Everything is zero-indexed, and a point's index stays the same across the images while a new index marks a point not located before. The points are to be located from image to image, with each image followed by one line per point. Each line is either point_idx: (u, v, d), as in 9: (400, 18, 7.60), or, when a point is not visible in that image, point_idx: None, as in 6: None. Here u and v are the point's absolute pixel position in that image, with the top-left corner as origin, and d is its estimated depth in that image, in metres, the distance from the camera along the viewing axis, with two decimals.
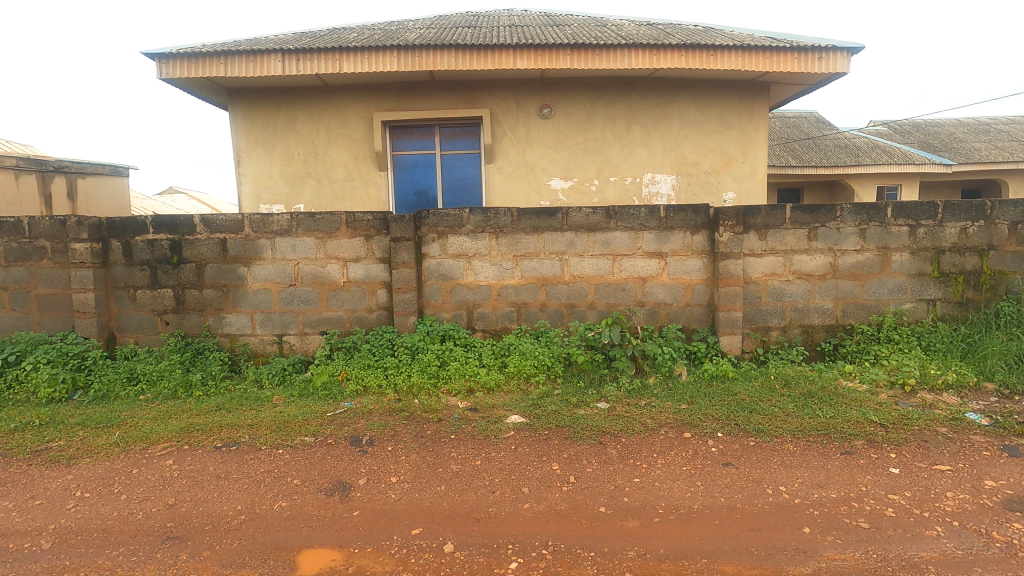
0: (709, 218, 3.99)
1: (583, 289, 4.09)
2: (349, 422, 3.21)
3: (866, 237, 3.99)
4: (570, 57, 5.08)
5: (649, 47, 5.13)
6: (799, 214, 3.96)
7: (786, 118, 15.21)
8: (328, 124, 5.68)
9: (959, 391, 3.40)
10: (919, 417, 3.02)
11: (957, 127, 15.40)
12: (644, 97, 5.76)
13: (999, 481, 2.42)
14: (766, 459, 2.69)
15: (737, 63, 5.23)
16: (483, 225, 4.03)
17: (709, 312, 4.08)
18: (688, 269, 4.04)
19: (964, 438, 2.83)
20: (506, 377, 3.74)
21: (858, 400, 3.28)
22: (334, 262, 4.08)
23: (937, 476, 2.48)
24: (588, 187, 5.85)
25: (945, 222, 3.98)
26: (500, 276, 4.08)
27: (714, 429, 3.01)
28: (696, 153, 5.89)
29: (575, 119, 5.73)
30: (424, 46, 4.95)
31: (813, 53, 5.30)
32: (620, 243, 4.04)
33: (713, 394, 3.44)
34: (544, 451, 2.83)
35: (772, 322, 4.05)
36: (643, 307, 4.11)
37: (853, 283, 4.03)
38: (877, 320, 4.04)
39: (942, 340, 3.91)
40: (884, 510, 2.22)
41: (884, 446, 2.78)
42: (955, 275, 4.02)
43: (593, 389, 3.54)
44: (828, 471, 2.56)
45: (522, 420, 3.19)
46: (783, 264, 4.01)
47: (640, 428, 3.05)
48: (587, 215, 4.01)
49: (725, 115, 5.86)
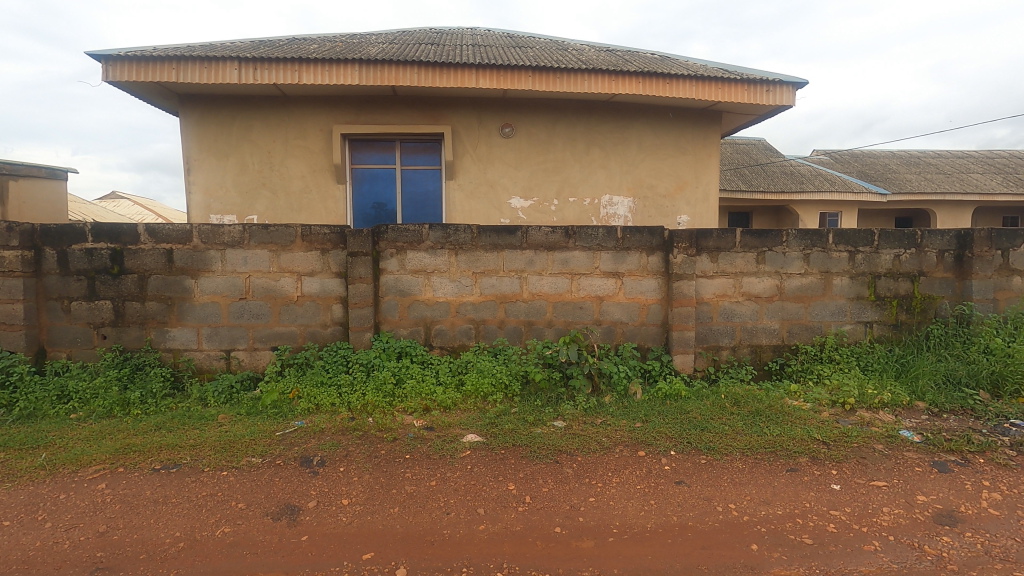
0: (663, 239, 4.11)
1: (542, 307, 4.11)
2: (299, 442, 3.09)
3: (810, 261, 4.20)
4: (531, 79, 5.18)
5: (608, 73, 5.30)
6: (748, 238, 4.13)
7: (737, 145, 15.91)
8: (285, 136, 5.57)
9: (894, 410, 3.59)
10: (858, 435, 3.16)
11: (891, 159, 16.47)
12: (603, 121, 5.92)
13: (931, 495, 2.55)
14: (716, 476, 2.75)
15: (691, 92, 5.46)
16: (443, 241, 4.01)
17: (663, 331, 4.17)
18: (644, 289, 4.13)
19: (898, 455, 2.98)
20: (463, 395, 3.70)
21: (802, 418, 3.40)
22: (287, 275, 3.97)
23: (874, 492, 2.59)
24: (547, 207, 5.93)
25: (881, 249, 4.23)
26: (459, 293, 4.07)
27: (667, 447, 3.06)
28: (651, 178, 6.08)
29: (536, 140, 5.82)
30: (387, 62, 4.95)
31: (761, 85, 5.59)
32: (578, 262, 4.09)
33: (667, 413, 3.50)
34: (500, 471, 2.79)
35: (723, 342, 4.18)
36: (599, 325, 4.16)
37: (798, 305, 4.22)
38: (820, 340, 4.23)
39: (878, 360, 4.12)
40: (826, 526, 2.29)
41: (825, 463, 2.88)
42: (890, 299, 4.27)
43: (549, 408, 3.54)
44: (774, 488, 2.63)
45: (479, 439, 3.16)
46: (733, 285, 4.16)
47: (596, 446, 3.07)
48: (546, 234, 4.05)
49: (680, 142, 6.10)
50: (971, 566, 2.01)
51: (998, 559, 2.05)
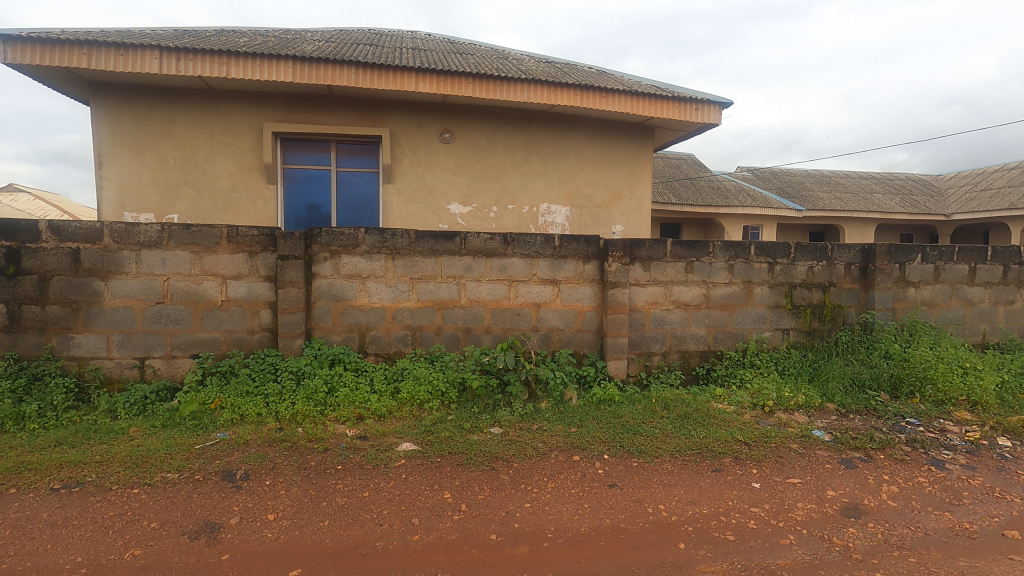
0: (599, 248, 4.21)
1: (479, 313, 4.11)
2: (221, 455, 2.92)
3: (734, 271, 4.44)
4: (472, 86, 5.20)
5: (547, 84, 5.40)
6: (678, 249, 4.31)
7: (668, 159, 16.62)
8: (211, 132, 5.29)
9: (808, 411, 3.84)
10: (776, 435, 3.37)
11: (806, 178, 17.73)
12: (542, 131, 6.02)
13: (839, 490, 2.75)
14: (647, 478, 2.84)
15: (626, 106, 5.65)
16: (379, 246, 3.93)
17: (598, 338, 4.27)
18: (580, 296, 4.22)
19: (811, 453, 3.20)
20: (399, 403, 3.62)
21: (726, 420, 3.58)
22: (211, 279, 3.75)
23: (790, 489, 2.76)
24: (486, 214, 5.95)
25: (796, 261, 4.53)
26: (396, 299, 3.99)
27: (601, 451, 3.13)
28: (588, 188, 6.24)
29: (475, 146, 5.83)
30: (322, 60, 4.81)
31: (690, 103, 5.88)
32: (516, 269, 4.13)
33: (600, 417, 3.58)
34: (435, 479, 2.76)
35: (654, 348, 4.33)
36: (536, 332, 4.20)
37: (723, 313, 4.44)
38: (743, 346, 4.47)
39: (794, 364, 4.41)
40: (747, 523, 2.42)
41: (747, 463, 3.05)
42: (804, 307, 4.58)
43: (486, 414, 3.54)
44: (700, 488, 2.75)
45: (414, 447, 3.11)
46: (663, 293, 4.32)
47: (532, 452, 3.09)
48: (485, 241, 4.06)
49: (615, 154, 6.29)
50: (873, 555, 2.18)
51: (896, 547, 2.24)
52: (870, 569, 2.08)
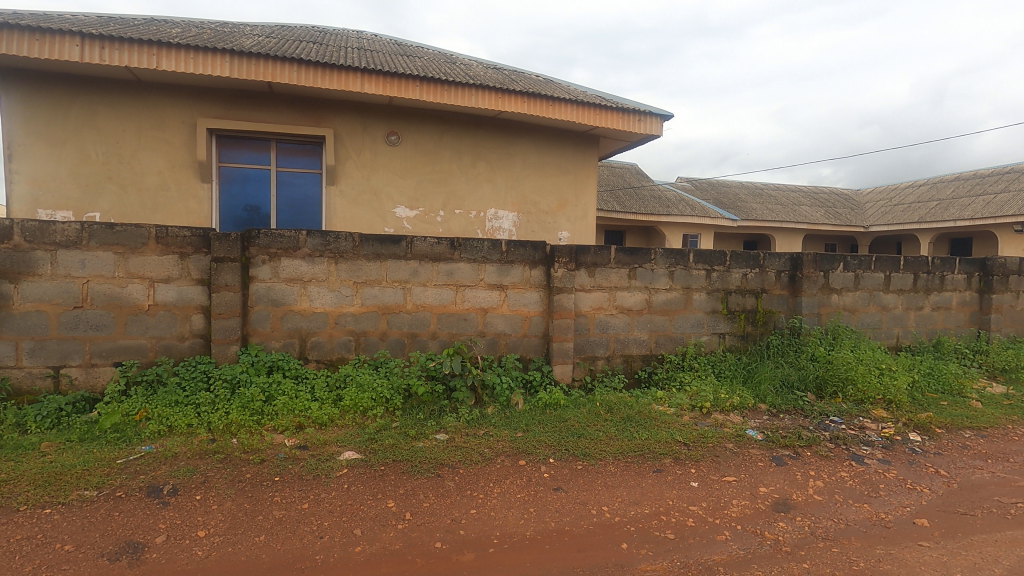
0: (545, 254, 4.26)
1: (426, 318, 4.06)
2: (146, 470, 2.74)
3: (674, 278, 4.60)
4: (419, 89, 5.15)
5: (495, 90, 5.43)
6: (622, 255, 4.42)
7: (613, 168, 17.04)
8: (139, 126, 4.98)
9: (742, 412, 4.02)
10: (713, 435, 3.51)
11: (740, 189, 18.63)
12: (490, 137, 6.04)
13: (770, 487, 2.89)
14: (591, 481, 2.89)
15: (572, 115, 5.77)
16: (322, 249, 3.82)
17: (544, 343, 4.31)
18: (526, 302, 4.25)
19: (745, 451, 3.35)
20: (341, 411, 3.52)
21: (666, 422, 3.70)
22: (137, 282, 3.53)
23: (725, 486, 2.88)
24: (433, 218, 5.90)
25: (732, 269, 4.75)
26: (339, 303, 3.89)
27: (547, 455, 3.15)
28: (535, 194, 6.30)
29: (422, 150, 5.78)
30: (263, 56, 4.64)
31: (633, 114, 6.07)
32: (463, 274, 4.11)
33: (546, 421, 3.61)
34: (379, 488, 2.69)
35: (598, 352, 4.42)
36: (483, 337, 4.20)
37: (664, 318, 4.59)
38: (682, 350, 4.64)
39: (729, 367, 4.61)
40: (686, 521, 2.50)
41: (686, 463, 3.15)
42: (739, 312, 4.80)
43: (432, 421, 3.49)
44: (642, 489, 2.82)
45: (357, 456, 3.02)
46: (608, 299, 4.42)
47: (478, 457, 3.08)
48: (431, 245, 4.02)
49: (561, 161, 6.40)
50: (801, 547, 2.31)
51: (821, 538, 2.38)
52: (799, 561, 2.20)
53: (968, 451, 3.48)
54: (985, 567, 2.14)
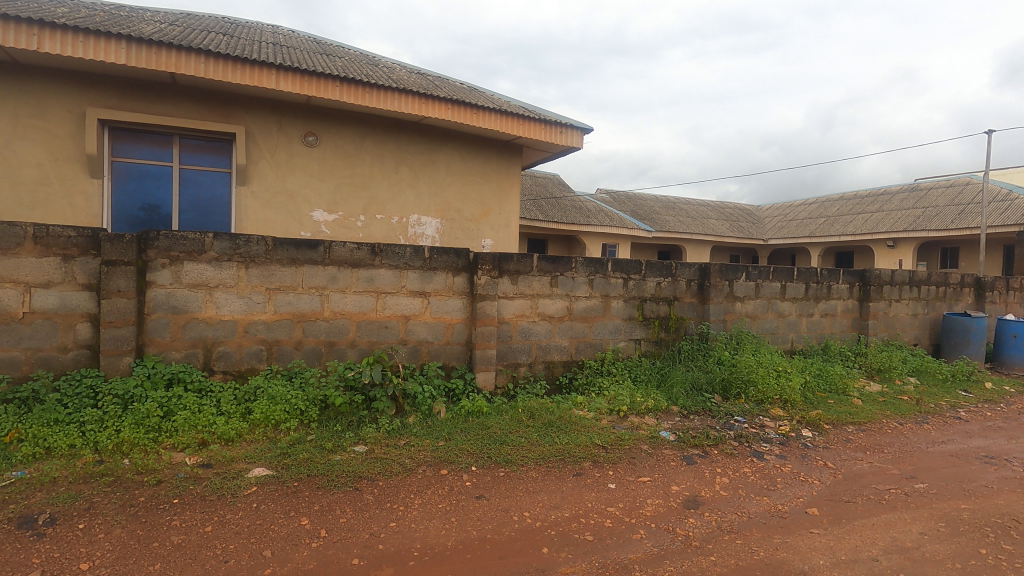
0: (468, 261, 4.26)
1: (344, 326, 3.92)
2: (17, 499, 2.43)
3: (594, 286, 4.74)
4: (339, 90, 5.00)
5: (418, 96, 5.38)
6: (544, 263, 4.50)
7: (535, 177, 17.36)
8: (15, 113, 4.46)
9: (656, 414, 4.21)
10: (629, 438, 3.64)
11: (655, 202, 19.60)
12: (412, 142, 5.96)
13: (681, 485, 3.04)
14: (512, 487, 2.90)
15: (495, 124, 5.83)
16: (230, 253, 3.59)
17: (467, 350, 4.29)
18: (449, 309, 4.21)
19: (659, 452, 3.51)
20: (250, 425, 3.30)
21: (586, 426, 3.79)
22: (9, 287, 3.15)
23: (641, 487, 3.00)
24: (353, 223, 5.72)
25: (647, 277, 4.98)
26: (249, 311, 3.67)
27: (469, 463, 3.14)
28: (458, 201, 6.29)
29: (342, 152, 5.60)
30: (165, 45, 4.31)
31: (554, 126, 6.23)
32: (384, 281, 4.01)
33: (468, 429, 3.59)
34: (291, 506, 2.55)
35: (521, 359, 4.46)
36: (405, 345, 4.11)
37: (584, 325, 4.72)
38: (601, 355, 4.79)
39: (644, 371, 4.81)
40: (603, 522, 2.58)
41: (604, 465, 3.25)
42: (654, 319, 5.04)
43: (350, 432, 3.37)
44: (562, 492, 2.87)
45: (267, 472, 2.86)
46: (530, 306, 4.48)
47: (398, 468, 3.00)
48: (351, 250, 3.90)
49: (485, 169, 6.44)
50: (709, 541, 2.44)
51: (727, 532, 2.53)
52: (707, 554, 2.32)
53: (850, 444, 3.85)
54: (866, 549, 2.37)
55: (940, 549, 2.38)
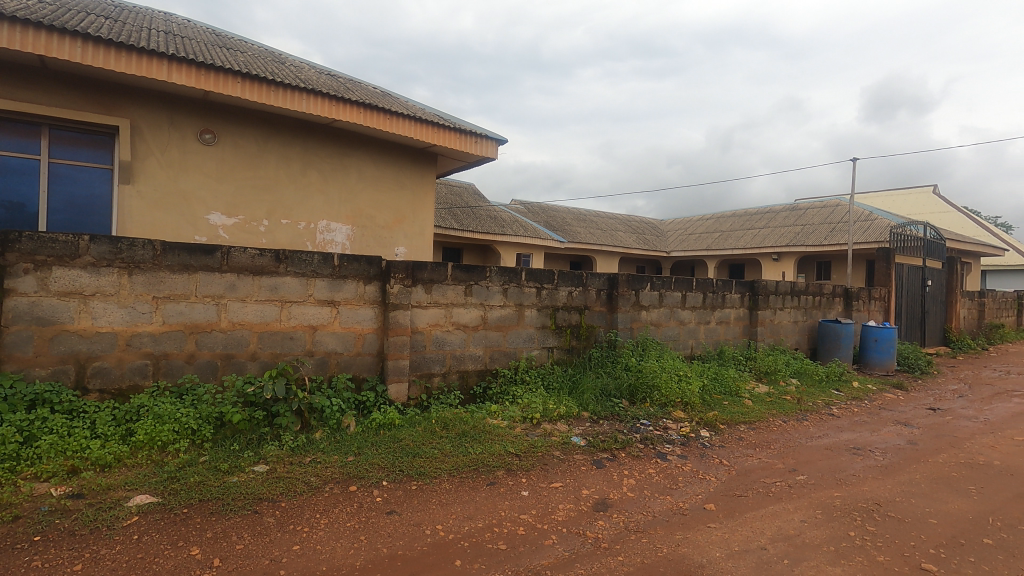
0: (380, 269, 4.15)
1: (243, 338, 3.66)
2: None
3: (508, 295, 4.79)
4: (240, 86, 4.72)
5: (328, 98, 5.20)
6: (458, 272, 4.48)
7: (451, 186, 17.32)
8: None
9: (568, 420, 4.31)
10: (542, 445, 3.70)
11: (567, 213, 20.22)
12: (322, 145, 5.74)
13: (591, 489, 3.13)
14: (425, 500, 2.84)
15: (409, 131, 5.75)
16: (110, 258, 3.25)
17: (378, 361, 4.17)
18: (360, 319, 4.08)
19: (570, 458, 3.59)
20: (132, 448, 2.99)
21: (500, 435, 3.81)
22: None
23: (553, 492, 3.05)
24: (255, 228, 5.39)
25: (559, 287, 5.11)
26: (132, 321, 3.33)
27: (380, 478, 3.03)
28: (370, 208, 6.12)
29: (243, 152, 5.26)
30: (33, 24, 3.84)
31: (468, 136, 6.27)
32: (289, 289, 3.80)
33: (379, 443, 3.47)
34: (179, 534, 2.34)
35: (434, 369, 4.40)
36: (312, 357, 3.92)
37: (498, 334, 4.75)
38: (515, 364, 4.84)
39: (556, 379, 4.91)
40: (517, 530, 2.59)
41: (518, 473, 3.28)
42: (566, 327, 5.18)
43: (249, 451, 3.15)
44: (476, 503, 2.85)
45: (152, 500, 2.59)
46: (444, 315, 4.44)
47: (303, 487, 2.84)
48: (252, 257, 3.66)
49: (398, 176, 6.33)
50: (616, 541, 2.52)
51: (633, 531, 2.63)
52: (615, 554, 2.40)
53: (742, 442, 4.16)
54: (756, 539, 2.56)
55: (818, 534, 2.62)
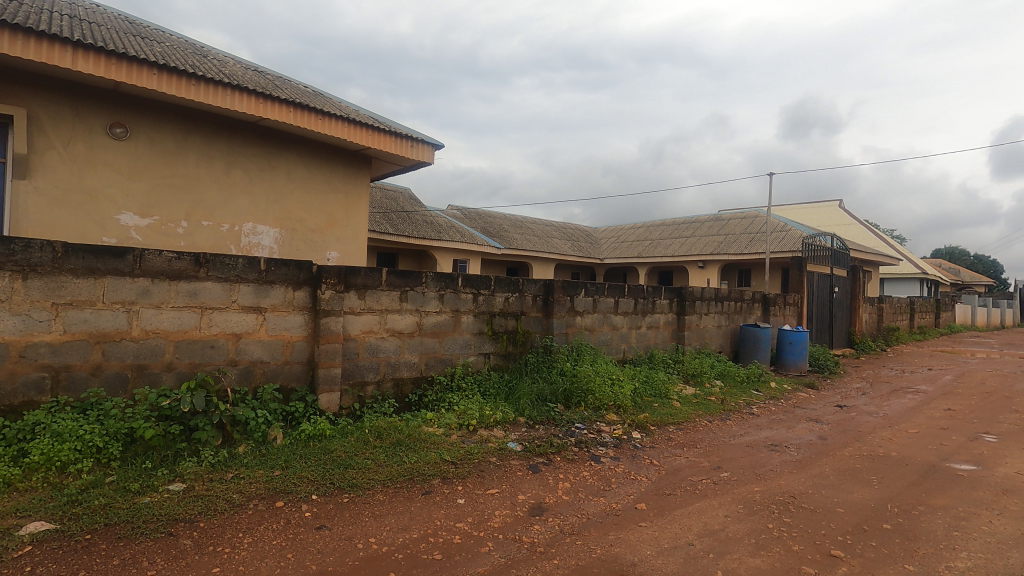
0: (311, 274, 3.99)
1: (158, 347, 3.41)
2: None
3: (444, 301, 4.75)
4: (157, 79, 4.42)
5: (255, 95, 4.97)
6: (393, 278, 4.40)
7: (386, 189, 17.00)
8: None
9: (504, 426, 4.32)
10: (478, 451, 3.68)
11: (504, 220, 20.35)
12: (248, 144, 5.47)
13: (527, 493, 3.15)
14: (358, 513, 2.75)
15: (342, 132, 5.60)
16: (1, 260, 2.94)
17: (308, 369, 4.01)
18: (288, 326, 3.90)
19: (506, 464, 3.60)
20: (26, 471, 2.71)
21: (436, 443, 3.75)
22: None
23: (489, 499, 3.04)
24: (172, 229, 5.05)
25: (496, 293, 5.12)
26: (27, 331, 3.03)
27: (309, 492, 2.91)
28: (300, 211, 5.89)
29: (159, 149, 4.93)
30: None
31: (403, 139, 6.18)
32: (210, 295, 3.58)
33: (308, 455, 3.33)
34: (81, 564, 2.14)
35: (368, 377, 4.28)
36: (235, 366, 3.71)
37: (434, 340, 4.69)
38: (451, 370, 4.79)
39: (492, 384, 4.91)
40: (452, 538, 2.56)
41: (454, 481, 3.24)
42: (502, 333, 5.19)
43: (163, 469, 2.93)
44: (411, 513, 2.80)
45: (48, 527, 2.36)
46: (378, 321, 4.33)
47: (224, 506, 2.68)
48: (168, 260, 3.43)
49: (330, 178, 6.14)
50: (552, 545, 2.55)
51: (568, 534, 2.66)
52: (550, 558, 2.42)
53: (671, 442, 4.32)
54: (684, 535, 2.66)
55: (740, 527, 2.76)
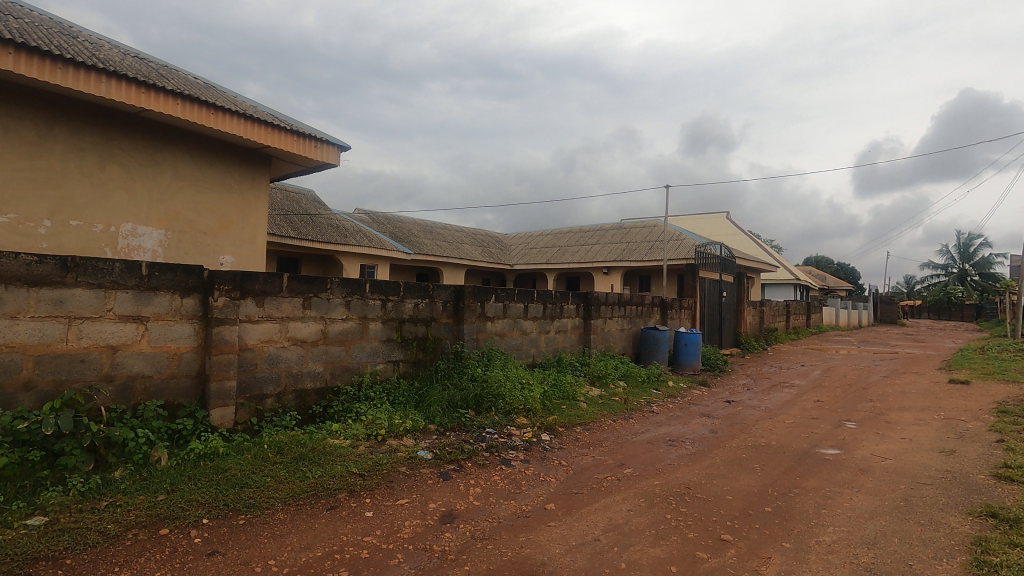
0: (202, 280, 3.69)
1: (13, 363, 2.99)
2: None
3: (350, 308, 4.59)
4: (14, 59, 3.90)
5: (136, 83, 4.54)
6: (295, 283, 4.18)
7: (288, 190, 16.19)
8: None
9: (414, 434, 4.24)
10: (387, 461, 3.59)
11: (414, 224, 20.09)
12: (126, 136, 4.97)
13: (438, 501, 3.11)
14: (255, 535, 2.58)
15: (237, 128, 5.26)
16: None
17: (198, 383, 3.70)
18: (175, 336, 3.58)
19: (416, 472, 3.53)
20: None
21: (342, 455, 3.60)
22: None
23: (399, 509, 2.97)
24: (32, 229, 4.46)
25: (405, 298, 5.04)
26: None
27: (199, 516, 2.68)
28: (189, 211, 5.44)
29: (16, 137, 4.35)
30: None
31: (306, 139, 5.92)
32: (80, 303, 3.21)
33: (198, 476, 3.08)
34: None
35: (267, 389, 4.04)
36: (111, 382, 3.33)
37: (339, 348, 4.52)
38: (358, 379, 4.63)
39: (402, 392, 4.81)
40: (359, 554, 2.47)
41: (361, 494, 3.14)
42: (412, 340, 5.11)
43: (20, 502, 2.58)
44: (315, 531, 2.66)
45: None
46: (278, 330, 4.10)
47: (96, 538, 2.40)
48: (28, 264, 3.03)
49: (223, 177, 5.72)
50: (463, 551, 2.54)
51: (479, 539, 2.66)
52: (461, 565, 2.40)
53: (578, 442, 4.48)
54: (590, 532, 2.76)
55: (642, 520, 2.91)
